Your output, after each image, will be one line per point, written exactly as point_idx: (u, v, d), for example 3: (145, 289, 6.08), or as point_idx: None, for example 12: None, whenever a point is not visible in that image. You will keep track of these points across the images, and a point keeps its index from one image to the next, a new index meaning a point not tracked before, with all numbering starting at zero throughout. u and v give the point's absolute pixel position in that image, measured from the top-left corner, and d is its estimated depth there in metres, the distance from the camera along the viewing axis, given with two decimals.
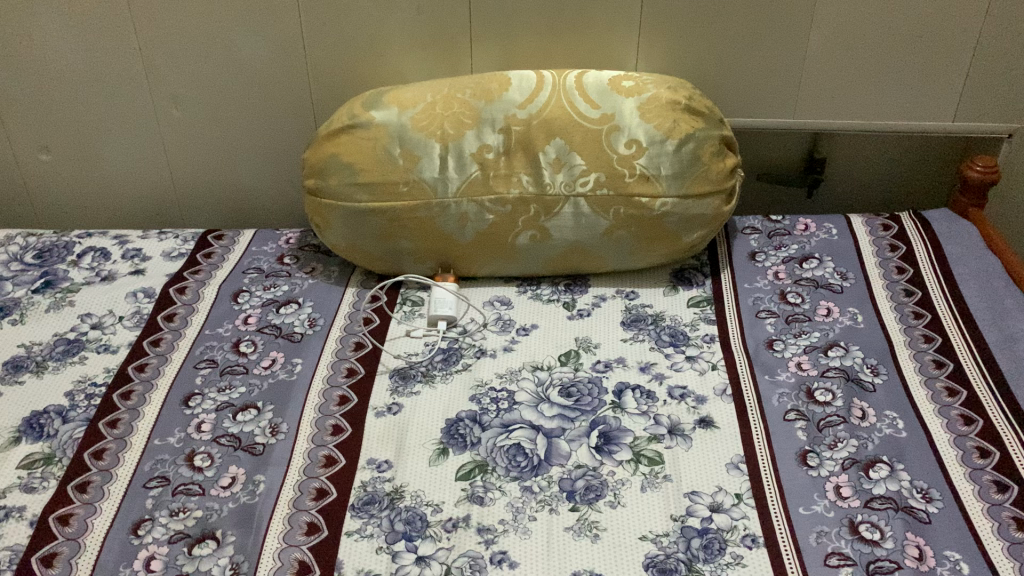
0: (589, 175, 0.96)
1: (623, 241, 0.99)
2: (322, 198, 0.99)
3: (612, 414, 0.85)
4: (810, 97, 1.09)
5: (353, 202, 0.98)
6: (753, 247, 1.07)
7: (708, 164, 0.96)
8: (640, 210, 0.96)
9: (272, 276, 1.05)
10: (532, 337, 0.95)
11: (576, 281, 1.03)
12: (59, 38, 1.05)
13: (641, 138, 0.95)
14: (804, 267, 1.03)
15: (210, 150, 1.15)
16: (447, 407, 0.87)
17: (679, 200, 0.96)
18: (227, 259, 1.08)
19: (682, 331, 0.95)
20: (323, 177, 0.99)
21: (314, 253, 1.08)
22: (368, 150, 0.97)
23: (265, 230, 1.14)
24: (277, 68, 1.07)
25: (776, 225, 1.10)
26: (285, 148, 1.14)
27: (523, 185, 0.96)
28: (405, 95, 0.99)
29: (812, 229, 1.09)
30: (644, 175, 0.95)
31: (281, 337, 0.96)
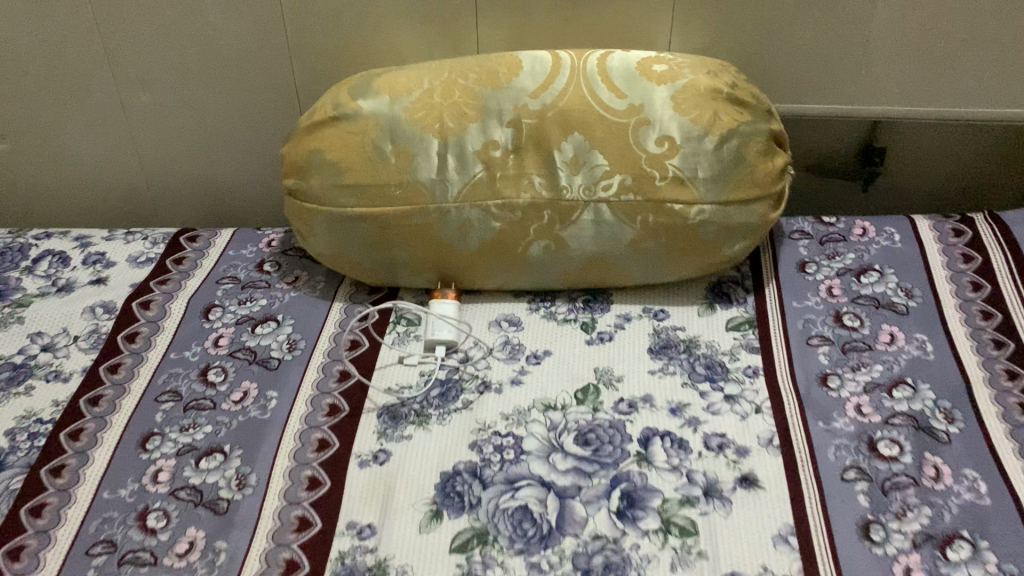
0: (612, 177, 0.81)
1: (652, 253, 0.84)
2: (303, 200, 0.86)
3: (637, 469, 0.72)
4: (873, 77, 0.94)
5: (337, 207, 0.84)
6: (802, 256, 0.92)
7: (755, 165, 0.81)
8: (672, 218, 0.82)
9: (250, 287, 0.92)
10: (545, 367, 0.82)
11: (597, 297, 0.89)
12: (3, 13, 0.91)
13: (675, 134, 0.81)
14: (862, 282, 0.89)
15: (183, 138, 1.01)
16: (442, 457, 0.74)
17: (719, 207, 0.81)
18: (200, 266, 0.95)
19: (720, 362, 0.81)
20: (303, 177, 0.85)
21: (298, 259, 0.95)
22: (355, 146, 0.83)
23: (245, 229, 1.01)
24: (254, 47, 0.93)
25: (829, 229, 0.95)
26: (267, 135, 1.00)
27: (537, 189, 0.82)
28: (398, 80, 0.85)
29: (871, 234, 0.94)
30: (677, 177, 0.81)
31: (255, 364, 0.84)
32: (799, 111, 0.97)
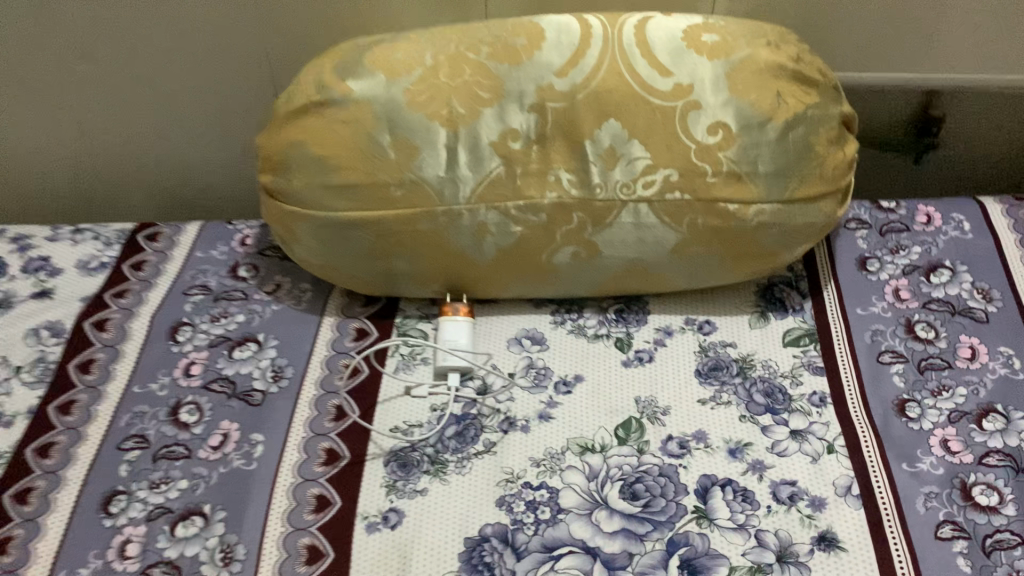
0: (656, 172, 0.68)
1: (698, 259, 0.72)
2: (284, 202, 0.72)
3: (697, 529, 0.62)
4: (946, 37, 0.80)
5: (326, 211, 0.70)
6: (862, 250, 0.81)
7: (823, 157, 0.69)
8: (725, 220, 0.69)
9: (224, 299, 0.79)
10: (578, 397, 0.70)
11: (631, 306, 0.77)
12: None
13: (731, 121, 0.67)
14: (933, 282, 0.78)
15: (134, 117, 0.86)
16: (466, 518, 0.63)
17: (781, 207, 0.69)
18: (163, 273, 0.81)
19: (780, 388, 0.70)
20: (283, 174, 0.71)
21: (279, 263, 0.82)
22: (345, 138, 0.69)
23: (214, 223, 0.87)
24: (215, 11, 0.77)
25: (889, 217, 0.83)
26: (235, 110, 0.85)
27: (565, 187, 0.69)
28: (395, 56, 0.70)
29: (937, 223, 0.82)
30: (733, 173, 0.68)
31: (236, 398, 0.71)
32: (854, 75, 0.84)
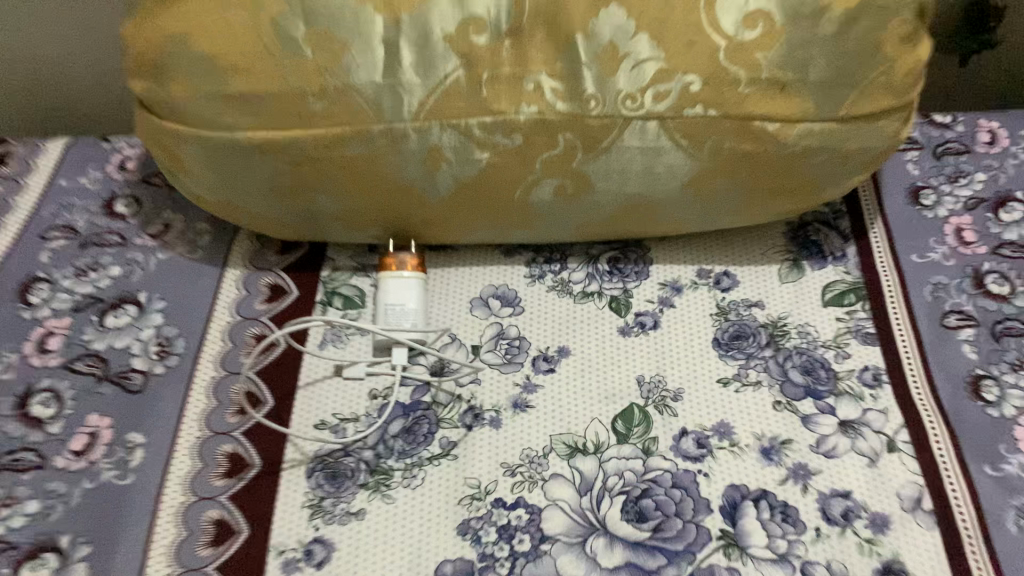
0: (671, 78, 0.50)
1: (718, 195, 0.55)
2: (164, 120, 0.53)
3: (725, 562, 0.46)
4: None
5: (223, 133, 0.52)
6: (913, 180, 0.64)
7: (893, 59, 0.50)
8: (758, 144, 0.52)
9: (94, 245, 0.59)
10: (563, 380, 0.54)
11: (628, 254, 0.60)
12: None
13: (776, 10, 0.48)
14: (1004, 220, 0.61)
15: None
16: (417, 553, 0.47)
17: (832, 127, 0.52)
18: (13, 207, 0.61)
19: (822, 363, 0.54)
20: (157, 81, 0.51)
21: (169, 195, 0.63)
22: (241, 29, 0.49)
23: (84, 141, 0.67)
24: None
25: (945, 136, 0.67)
26: None
27: (548, 98, 0.51)
28: None
29: (1006, 143, 0.66)
30: (774, 82, 0.50)
31: (107, 382, 0.53)
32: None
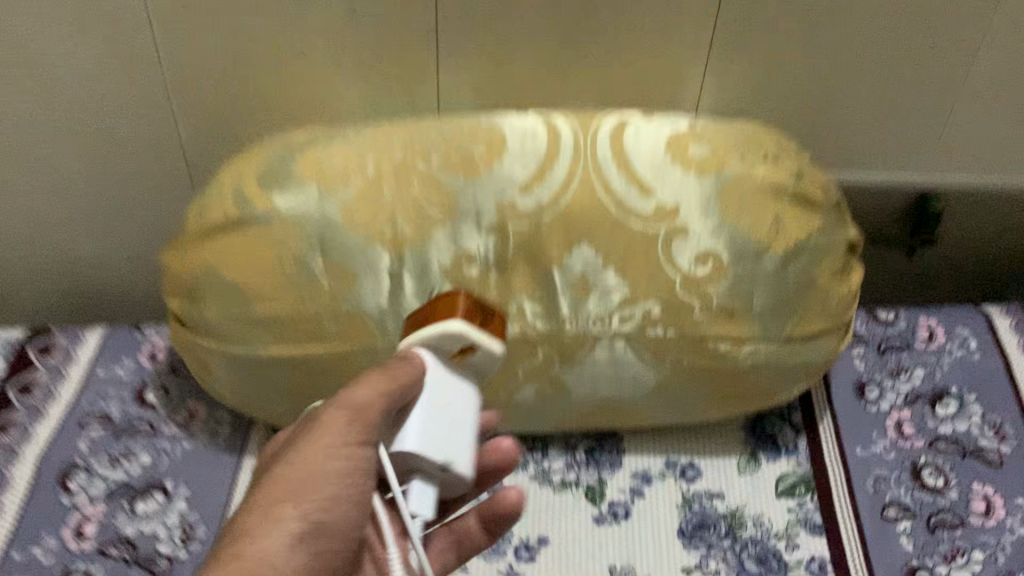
0: (635, 305, 0.59)
1: (680, 400, 0.63)
2: (197, 335, 0.61)
3: None
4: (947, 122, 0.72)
5: (246, 348, 0.60)
6: (859, 372, 0.71)
7: (827, 291, 0.60)
8: (712, 362, 0.60)
9: (126, 434, 0.67)
10: (542, 569, 0.60)
11: (603, 444, 0.67)
12: None
13: (723, 251, 0.58)
14: (939, 416, 0.68)
15: (23, 207, 0.74)
16: None
17: (779, 348, 0.60)
18: (55, 398, 0.69)
19: (774, 552, 0.61)
20: (196, 304, 0.60)
21: (193, 383, 0.71)
22: (269, 264, 0.58)
23: (119, 330, 0.75)
24: (121, 97, 0.68)
25: (888, 331, 0.74)
26: (142, 198, 0.74)
27: (529, 320, 0.59)
28: (328, 164, 0.60)
29: (940, 339, 0.73)
30: (723, 311, 0.59)
31: (136, 567, 0.60)
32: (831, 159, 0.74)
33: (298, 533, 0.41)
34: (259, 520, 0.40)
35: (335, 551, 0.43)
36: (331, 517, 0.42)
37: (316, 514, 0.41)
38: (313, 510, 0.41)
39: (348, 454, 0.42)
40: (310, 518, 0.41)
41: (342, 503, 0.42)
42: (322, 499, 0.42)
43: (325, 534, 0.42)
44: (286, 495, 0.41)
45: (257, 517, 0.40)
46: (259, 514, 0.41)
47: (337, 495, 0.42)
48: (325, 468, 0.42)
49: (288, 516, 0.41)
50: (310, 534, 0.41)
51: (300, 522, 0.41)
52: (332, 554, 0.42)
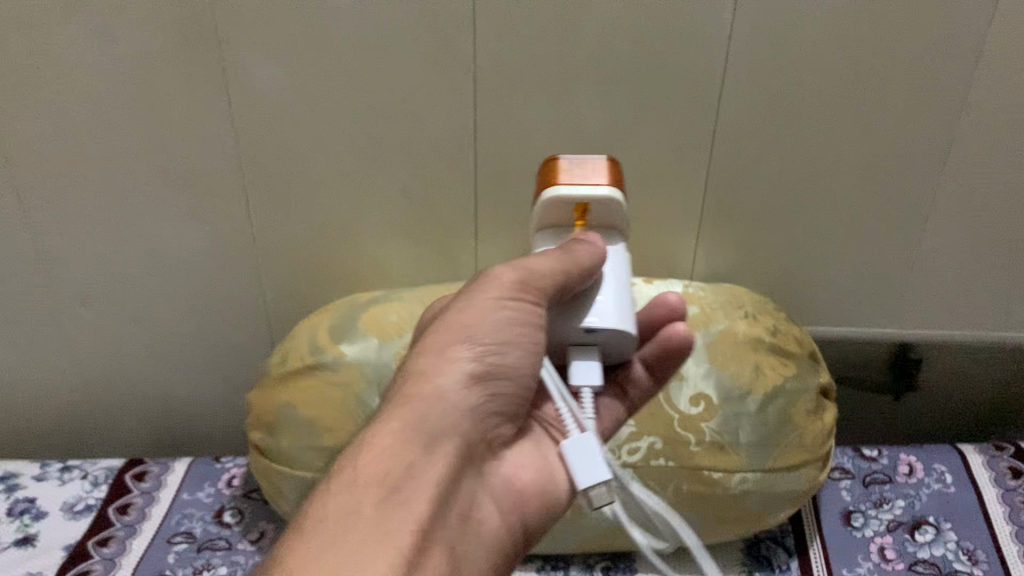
0: (641, 439, 0.70)
1: (685, 524, 0.72)
2: (272, 461, 0.73)
3: None
4: (911, 283, 0.83)
5: (313, 472, 0.71)
6: (845, 502, 0.81)
7: (802, 427, 0.71)
8: (708, 488, 0.70)
9: (207, 548, 0.78)
10: None
11: (618, 564, 0.76)
12: None
13: (712, 392, 0.70)
14: (917, 541, 0.76)
15: (130, 354, 0.90)
16: None
17: (764, 476, 0.70)
18: (148, 517, 0.81)
19: None
20: (274, 434, 0.73)
21: (264, 507, 0.82)
22: (337, 401, 0.71)
23: (202, 461, 0.88)
24: (219, 266, 0.83)
25: (872, 467, 0.83)
26: (228, 347, 0.89)
27: None
28: (387, 319, 0.75)
29: (919, 473, 0.82)
30: (715, 443, 0.70)
31: None
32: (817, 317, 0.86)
33: (471, 363, 0.49)
34: (423, 374, 0.48)
35: (500, 412, 0.51)
36: (502, 386, 0.50)
37: (494, 347, 0.49)
38: (488, 346, 0.49)
39: (511, 300, 0.50)
40: (485, 353, 0.49)
41: (515, 372, 0.50)
42: (511, 314, 0.49)
43: (501, 365, 0.49)
44: (451, 332, 0.49)
45: (425, 366, 0.48)
46: (431, 353, 0.49)
47: (513, 312, 0.49)
48: (505, 302, 0.50)
49: (448, 369, 0.48)
50: (478, 382, 0.49)
51: (472, 382, 0.49)
52: (509, 359, 0.49)
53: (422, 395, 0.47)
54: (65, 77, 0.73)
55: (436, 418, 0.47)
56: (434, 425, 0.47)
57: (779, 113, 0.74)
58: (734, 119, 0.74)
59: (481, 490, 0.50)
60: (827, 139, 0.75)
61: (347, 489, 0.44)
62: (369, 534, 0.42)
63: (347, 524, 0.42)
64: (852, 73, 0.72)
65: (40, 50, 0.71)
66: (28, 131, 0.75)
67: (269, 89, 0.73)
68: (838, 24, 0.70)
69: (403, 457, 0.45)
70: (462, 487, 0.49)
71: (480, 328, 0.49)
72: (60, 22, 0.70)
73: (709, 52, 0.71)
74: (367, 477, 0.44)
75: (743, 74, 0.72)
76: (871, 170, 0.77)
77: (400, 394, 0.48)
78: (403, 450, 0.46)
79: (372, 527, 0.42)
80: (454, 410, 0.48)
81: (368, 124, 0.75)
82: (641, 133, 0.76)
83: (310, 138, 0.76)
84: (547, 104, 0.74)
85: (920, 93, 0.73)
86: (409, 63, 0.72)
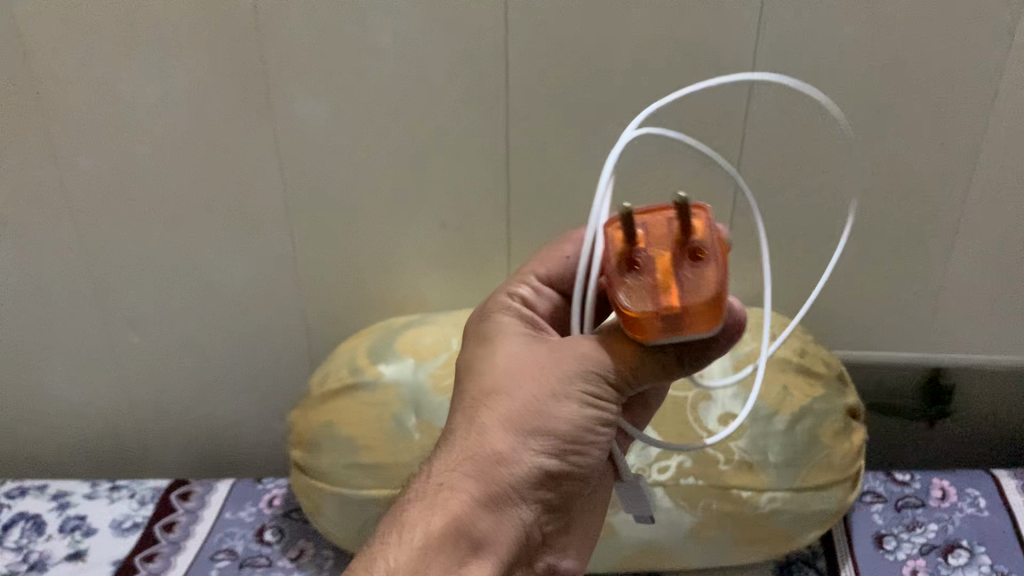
0: (670, 458, 0.71)
1: (716, 543, 0.72)
2: (311, 478, 0.75)
3: None
4: (939, 308, 0.84)
5: (350, 489, 0.73)
6: (879, 525, 0.80)
7: (830, 446, 0.72)
8: (738, 507, 0.70)
9: (249, 565, 0.80)
10: None
11: None
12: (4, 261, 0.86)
13: (740, 413, 0.72)
14: (951, 565, 0.75)
15: (177, 378, 0.93)
16: None
17: (793, 495, 0.71)
18: (192, 535, 0.84)
19: None
20: (313, 452, 0.75)
21: (303, 525, 0.85)
22: (374, 420, 0.74)
23: (244, 482, 0.91)
24: (262, 293, 0.87)
25: (904, 490, 0.83)
26: (271, 372, 0.92)
27: None
28: (423, 341, 0.77)
29: (952, 497, 0.82)
30: (744, 462, 0.71)
31: None
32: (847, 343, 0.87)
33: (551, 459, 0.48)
34: (502, 454, 0.47)
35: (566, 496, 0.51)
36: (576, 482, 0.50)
37: (578, 449, 0.48)
38: (572, 448, 0.47)
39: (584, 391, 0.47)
40: (567, 454, 0.48)
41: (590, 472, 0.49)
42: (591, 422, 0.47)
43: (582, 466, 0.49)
44: (536, 422, 0.47)
45: (504, 447, 0.47)
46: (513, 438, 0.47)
47: (598, 418, 0.47)
48: (587, 409, 0.47)
49: (532, 462, 0.47)
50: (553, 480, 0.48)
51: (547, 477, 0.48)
52: (588, 462, 0.49)
53: (497, 482, 0.47)
54: (123, 114, 0.77)
55: (504, 509, 0.48)
56: (501, 513, 0.48)
57: (803, 140, 0.76)
58: (758, 147, 0.77)
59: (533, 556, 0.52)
60: (851, 165, 0.77)
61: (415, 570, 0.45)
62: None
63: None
64: (873, 101, 0.74)
65: (100, 89, 0.76)
66: (88, 165, 0.80)
67: (312, 123, 0.77)
68: (857, 54, 0.72)
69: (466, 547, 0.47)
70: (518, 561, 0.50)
71: (563, 427, 0.47)
72: (119, 63, 0.75)
73: (732, 83, 0.74)
74: (440, 541, 0.46)
75: (765, 103, 0.75)
76: (895, 196, 0.78)
77: (476, 467, 0.47)
78: (469, 536, 0.47)
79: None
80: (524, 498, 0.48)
81: (405, 155, 0.79)
82: (668, 162, 0.78)
83: (350, 169, 0.80)
84: (576, 135, 0.77)
85: (940, 120, 0.74)
86: (444, 97, 0.76)
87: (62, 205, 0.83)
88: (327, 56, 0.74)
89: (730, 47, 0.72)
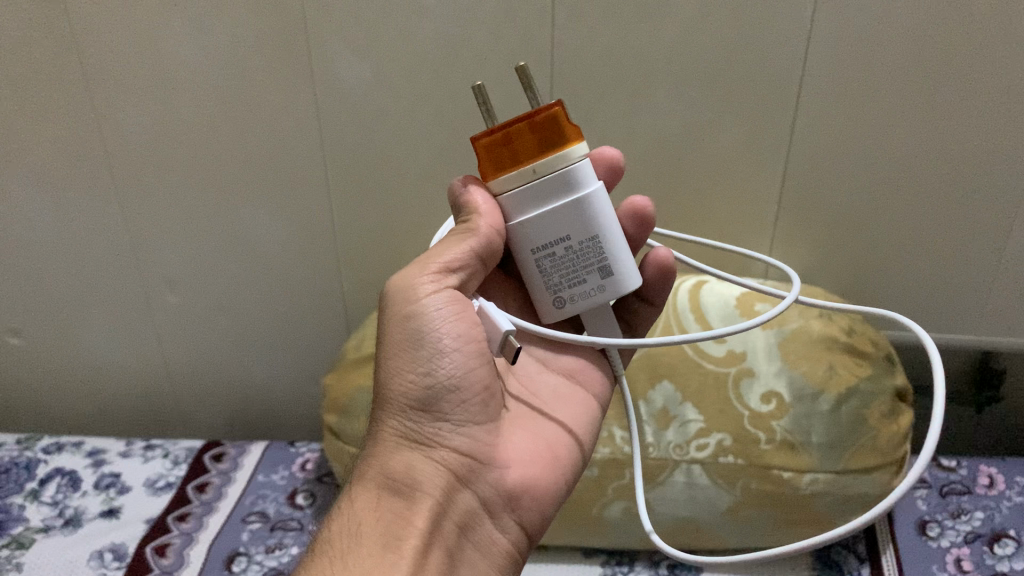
0: (709, 435, 0.70)
1: (754, 523, 0.71)
2: (343, 443, 0.75)
3: None
4: (994, 290, 0.81)
5: None
6: (921, 512, 0.78)
7: (876, 429, 0.70)
8: (777, 486, 0.69)
9: (280, 529, 0.79)
10: None
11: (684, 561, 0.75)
12: (41, 217, 0.86)
13: (784, 391, 0.70)
14: (996, 553, 0.72)
15: (212, 340, 0.93)
16: None
17: (834, 476, 0.69)
18: (224, 497, 0.84)
19: None
20: (346, 417, 0.74)
21: (335, 490, 0.84)
22: None
23: (276, 448, 0.91)
24: (298, 256, 0.86)
25: (950, 477, 0.81)
26: (308, 337, 0.92)
27: (617, 443, 0.70)
28: None
29: (1000, 486, 0.79)
30: (785, 442, 0.69)
31: None
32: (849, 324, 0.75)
33: (421, 389, 0.52)
34: (385, 414, 0.53)
35: (475, 420, 0.53)
36: (472, 397, 0.53)
37: (434, 367, 0.51)
38: (425, 368, 0.51)
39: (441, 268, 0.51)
40: (426, 377, 0.51)
41: (465, 387, 0.52)
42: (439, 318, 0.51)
43: (462, 386, 0.52)
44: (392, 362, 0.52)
45: (383, 408, 0.53)
46: (386, 401, 0.53)
47: (445, 319, 0.51)
48: (433, 315, 0.51)
49: (400, 396, 0.52)
50: (433, 407, 0.52)
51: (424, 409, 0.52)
52: (457, 376, 0.52)
53: (389, 437, 0.52)
54: (162, 72, 0.76)
55: (394, 454, 0.52)
56: (402, 456, 0.52)
57: (859, 112, 0.73)
58: (812, 118, 0.74)
59: (483, 489, 0.53)
60: (908, 139, 0.74)
61: (346, 520, 0.49)
62: (364, 547, 0.48)
63: (350, 547, 0.48)
64: (938, 73, 0.71)
65: (140, 46, 0.75)
66: (125, 121, 0.79)
67: (353, 83, 0.76)
68: (922, 22, 0.69)
69: (381, 488, 0.51)
70: (463, 497, 0.52)
71: (426, 353, 0.51)
72: (159, 21, 0.74)
73: (789, 51, 0.71)
74: (358, 500, 0.50)
75: (821, 74, 0.72)
76: (954, 173, 0.75)
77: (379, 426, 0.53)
78: (385, 486, 0.51)
79: (363, 543, 0.48)
80: (419, 439, 0.52)
81: (446, 122, 0.77)
82: (717, 133, 0.76)
83: (391, 135, 0.78)
84: (622, 102, 0.75)
85: (1005, 94, 0.71)
86: (489, 58, 0.74)
87: (100, 163, 0.82)
88: (370, 17, 0.72)
89: (789, 14, 0.69)
